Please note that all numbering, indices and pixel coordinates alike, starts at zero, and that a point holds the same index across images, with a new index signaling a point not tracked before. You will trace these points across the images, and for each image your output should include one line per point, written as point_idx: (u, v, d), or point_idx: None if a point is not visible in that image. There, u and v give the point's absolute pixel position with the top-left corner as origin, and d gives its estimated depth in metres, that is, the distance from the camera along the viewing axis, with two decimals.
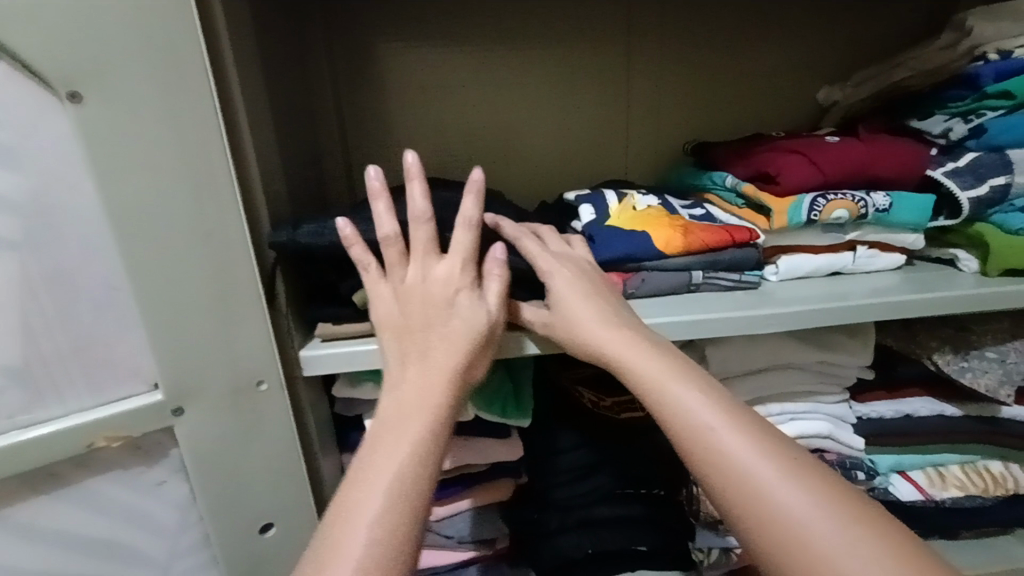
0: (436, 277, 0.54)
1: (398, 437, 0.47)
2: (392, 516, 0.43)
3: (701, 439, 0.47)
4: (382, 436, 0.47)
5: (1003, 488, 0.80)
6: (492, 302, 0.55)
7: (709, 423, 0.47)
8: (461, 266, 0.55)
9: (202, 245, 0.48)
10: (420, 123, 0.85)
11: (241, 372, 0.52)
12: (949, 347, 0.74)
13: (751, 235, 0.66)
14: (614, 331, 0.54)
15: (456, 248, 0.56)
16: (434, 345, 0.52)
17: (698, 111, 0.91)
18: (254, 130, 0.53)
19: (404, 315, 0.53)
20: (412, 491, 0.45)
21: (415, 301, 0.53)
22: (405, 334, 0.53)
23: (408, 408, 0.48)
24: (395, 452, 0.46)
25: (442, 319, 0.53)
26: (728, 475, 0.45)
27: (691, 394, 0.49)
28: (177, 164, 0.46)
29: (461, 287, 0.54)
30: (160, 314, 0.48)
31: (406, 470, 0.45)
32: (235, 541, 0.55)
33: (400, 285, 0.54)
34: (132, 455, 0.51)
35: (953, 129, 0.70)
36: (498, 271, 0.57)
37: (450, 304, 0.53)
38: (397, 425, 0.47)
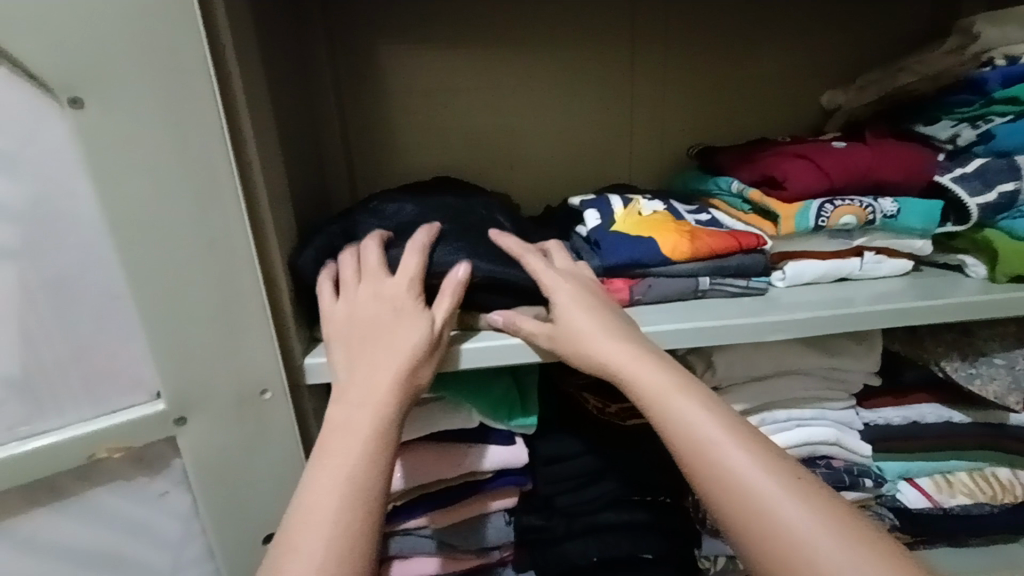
0: (383, 295, 0.54)
1: (346, 455, 0.47)
2: (338, 536, 0.44)
3: (703, 452, 0.47)
4: (330, 453, 0.47)
5: (1010, 496, 0.79)
6: (436, 320, 0.54)
7: (711, 437, 0.47)
8: (407, 283, 0.55)
9: (205, 252, 0.47)
10: (421, 128, 0.85)
11: (245, 379, 0.51)
12: (957, 353, 0.74)
13: (758, 241, 0.66)
14: (614, 342, 0.54)
15: (403, 269, 0.56)
16: (381, 360, 0.51)
17: (700, 116, 0.91)
18: (259, 137, 0.52)
19: (354, 331, 0.53)
20: (363, 511, 0.45)
21: (362, 317, 0.53)
22: (357, 343, 0.52)
23: (359, 424, 0.48)
24: (346, 469, 0.46)
25: (389, 333, 0.52)
26: (732, 490, 0.45)
27: (695, 408, 0.49)
28: (181, 170, 0.45)
29: (406, 301, 0.54)
30: (162, 322, 0.47)
31: (353, 490, 0.46)
32: (237, 551, 0.55)
33: (351, 303, 0.54)
34: (134, 466, 0.50)
35: (960, 134, 0.70)
36: (451, 290, 0.56)
37: (396, 319, 0.53)
38: (346, 443, 0.47)
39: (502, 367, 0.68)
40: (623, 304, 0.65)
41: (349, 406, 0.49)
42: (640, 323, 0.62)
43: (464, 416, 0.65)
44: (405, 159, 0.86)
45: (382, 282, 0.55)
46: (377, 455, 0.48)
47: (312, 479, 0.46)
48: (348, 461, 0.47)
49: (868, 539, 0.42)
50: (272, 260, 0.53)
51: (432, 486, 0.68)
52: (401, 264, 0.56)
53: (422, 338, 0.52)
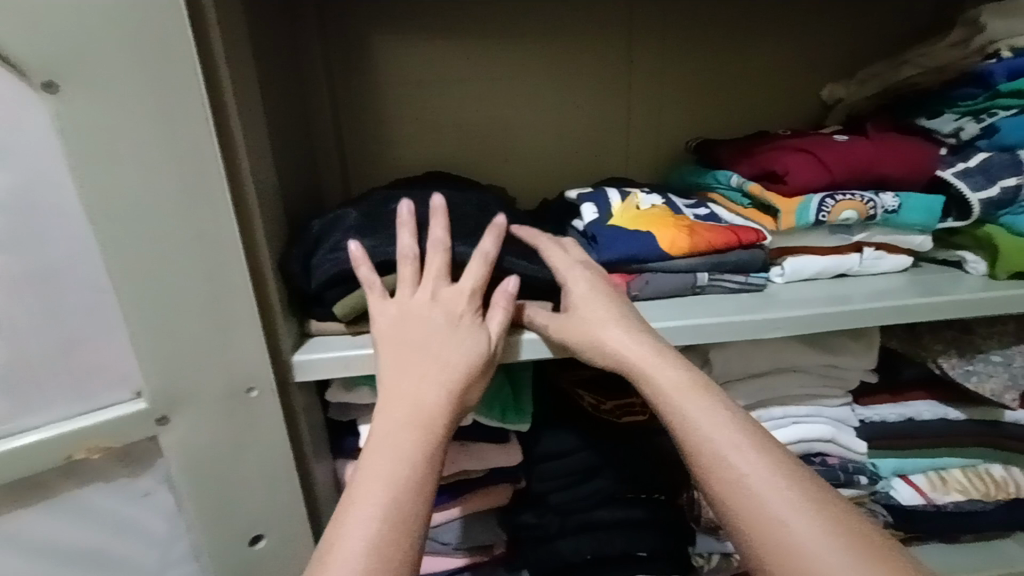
0: (441, 303, 0.52)
1: (394, 466, 0.44)
2: (383, 554, 0.40)
3: (711, 454, 0.46)
4: (376, 464, 0.44)
5: (1003, 493, 0.79)
6: (492, 334, 0.53)
7: (720, 442, 0.46)
8: (471, 293, 0.54)
9: (191, 246, 0.45)
10: (416, 120, 0.83)
11: (232, 377, 0.49)
12: (955, 350, 0.73)
13: (757, 237, 0.64)
14: (640, 343, 0.53)
15: (467, 274, 0.54)
16: (432, 370, 0.49)
17: (700, 110, 0.89)
18: (248, 128, 0.50)
19: (399, 337, 0.51)
20: (411, 520, 0.42)
21: (412, 320, 0.51)
22: (402, 348, 0.50)
23: (410, 435, 0.45)
24: (392, 475, 0.43)
25: (440, 339, 0.51)
26: (742, 497, 0.44)
27: (712, 414, 0.48)
28: (163, 160, 0.43)
29: (465, 312, 0.53)
30: (144, 318, 0.46)
31: (399, 505, 0.42)
32: (224, 552, 0.53)
33: (406, 308, 0.52)
34: (117, 465, 0.48)
35: (964, 128, 0.68)
36: (504, 303, 0.55)
37: (448, 327, 0.52)
38: (393, 454, 0.44)
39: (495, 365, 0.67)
40: None
41: (397, 415, 0.46)
42: None
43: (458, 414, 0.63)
44: (399, 152, 0.84)
45: (438, 287, 0.53)
46: (425, 468, 0.44)
47: (357, 488, 0.43)
48: (397, 474, 0.43)
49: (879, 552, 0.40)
50: (261, 254, 0.51)
51: None
52: (465, 273, 0.55)
53: (478, 352, 0.51)
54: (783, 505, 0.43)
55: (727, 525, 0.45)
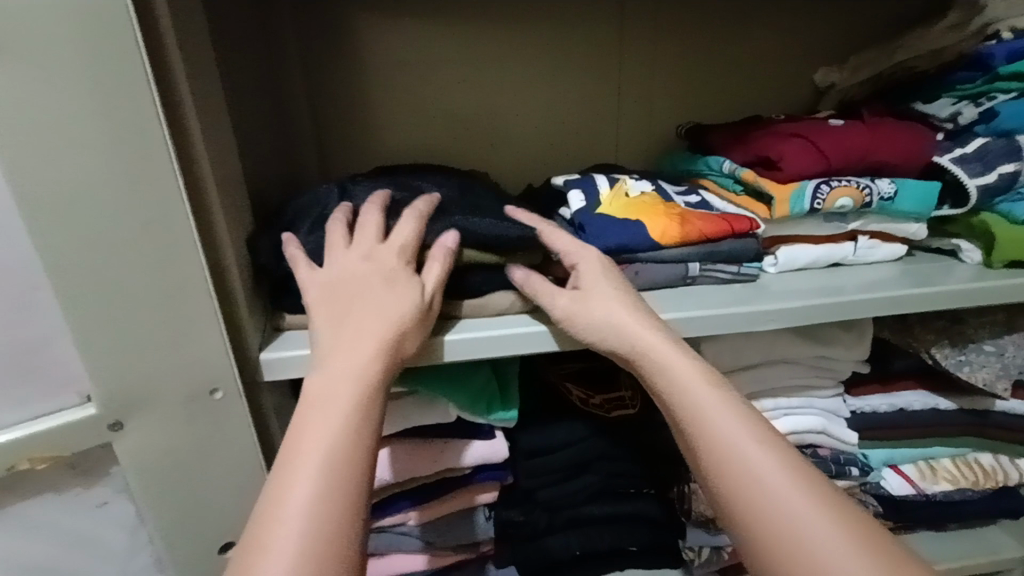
0: (373, 258, 0.50)
1: (323, 432, 0.41)
2: (318, 529, 0.38)
3: (725, 448, 0.45)
4: (305, 431, 0.42)
5: (992, 482, 0.79)
6: (428, 286, 0.50)
7: (733, 438, 0.45)
8: (399, 249, 0.51)
9: (140, 237, 0.42)
10: (394, 103, 0.79)
11: (191, 378, 0.46)
12: (947, 340, 0.72)
13: (751, 225, 0.62)
14: (641, 326, 0.51)
15: (398, 232, 0.52)
16: (364, 326, 0.46)
17: (690, 93, 0.86)
18: (203, 109, 0.46)
19: (336, 298, 0.48)
20: (345, 501, 0.40)
21: (348, 281, 0.49)
22: (338, 313, 0.47)
23: (341, 396, 0.43)
24: (323, 450, 0.41)
25: (378, 301, 0.48)
26: (751, 498, 0.43)
27: (723, 410, 0.47)
28: (105, 143, 0.39)
29: (397, 266, 0.50)
30: (90, 317, 0.42)
31: (334, 472, 0.40)
32: (192, 561, 0.50)
33: (335, 267, 0.50)
34: (67, 475, 0.45)
35: (962, 112, 0.67)
36: (442, 256, 0.52)
37: (385, 286, 0.48)
38: (324, 419, 0.42)
39: (479, 359, 0.64)
40: None
41: (327, 377, 0.44)
42: None
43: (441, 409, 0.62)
44: (377, 136, 0.80)
45: (366, 244, 0.51)
46: (360, 429, 0.42)
47: (286, 458, 0.41)
48: (328, 439, 0.41)
49: (882, 558, 0.39)
50: (221, 244, 0.47)
51: (409, 483, 0.65)
52: (396, 230, 0.52)
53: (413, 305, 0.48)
54: (795, 506, 0.42)
55: (734, 525, 0.44)
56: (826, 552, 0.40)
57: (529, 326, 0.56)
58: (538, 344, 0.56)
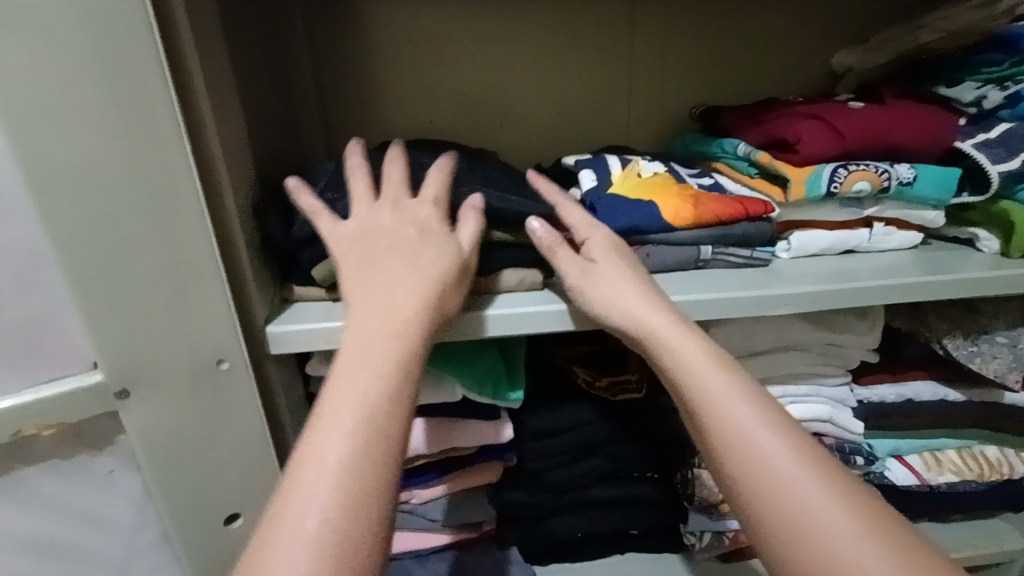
0: (405, 219, 0.50)
1: (356, 390, 0.40)
2: (356, 484, 0.37)
3: (735, 434, 0.44)
4: (337, 389, 0.40)
5: (996, 474, 0.78)
6: (464, 240, 0.51)
7: (744, 425, 0.45)
8: (432, 205, 0.51)
9: (145, 203, 0.41)
10: (402, 78, 0.77)
11: (197, 349, 0.45)
12: (959, 330, 0.71)
13: (765, 208, 0.61)
14: (659, 307, 0.50)
15: (429, 190, 0.52)
16: (397, 288, 0.46)
17: (705, 74, 0.84)
18: (210, 75, 0.45)
19: (371, 258, 0.48)
20: (380, 458, 0.38)
21: (382, 239, 0.48)
22: (371, 274, 0.47)
23: (377, 353, 0.42)
24: (360, 406, 0.39)
25: (412, 263, 0.47)
26: (764, 486, 0.42)
27: (738, 398, 0.46)
28: (109, 105, 0.38)
29: (431, 221, 0.50)
30: (94, 285, 0.41)
31: (366, 431, 0.39)
32: (198, 532, 0.50)
33: (366, 224, 0.49)
34: (73, 444, 0.45)
35: (987, 96, 0.65)
36: (473, 213, 0.52)
37: (420, 247, 0.48)
38: (356, 378, 0.41)
39: (487, 340, 0.64)
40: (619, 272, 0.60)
41: (359, 336, 0.43)
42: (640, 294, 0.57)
43: (447, 390, 0.61)
44: (385, 113, 0.79)
45: (396, 200, 0.51)
46: (394, 389, 0.41)
47: (317, 417, 0.40)
48: (361, 397, 0.40)
49: (895, 546, 0.39)
50: (228, 215, 0.47)
51: (414, 461, 0.65)
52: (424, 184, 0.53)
53: (449, 268, 0.48)
54: (809, 494, 0.41)
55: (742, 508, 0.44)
56: (842, 542, 0.39)
57: (537, 306, 0.55)
58: (546, 324, 0.55)
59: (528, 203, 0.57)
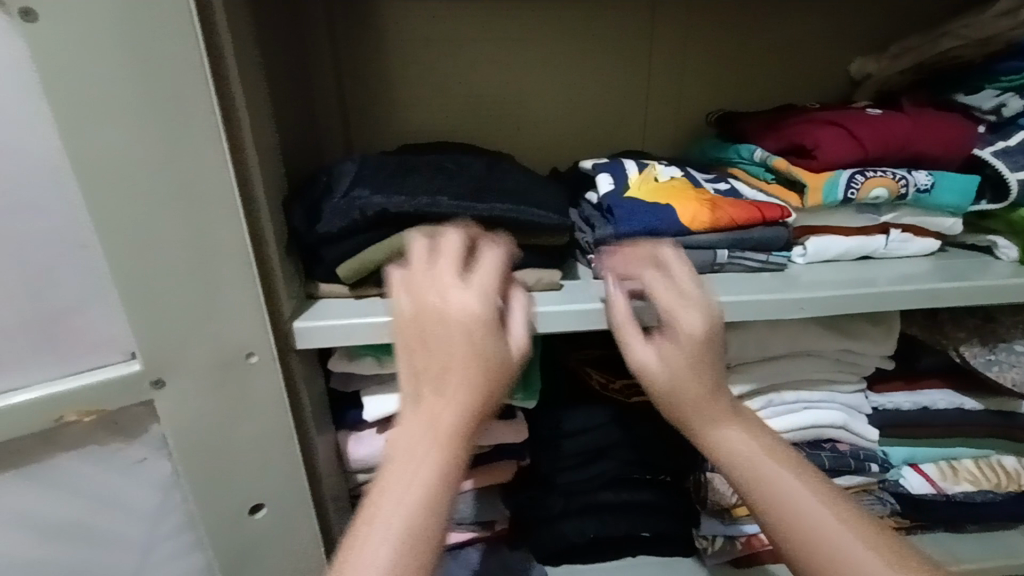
0: (455, 301, 0.46)
1: (404, 493, 0.41)
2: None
3: (756, 472, 0.49)
4: (389, 486, 0.42)
5: (1014, 484, 0.78)
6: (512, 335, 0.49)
7: (762, 463, 0.49)
8: (485, 294, 0.47)
9: (184, 201, 0.43)
10: (423, 83, 0.79)
11: (227, 342, 0.47)
12: (977, 338, 0.71)
13: (782, 213, 0.61)
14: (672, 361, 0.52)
15: (483, 265, 0.50)
16: (448, 379, 0.44)
17: (721, 80, 0.85)
18: (246, 81, 0.47)
19: (417, 341, 0.46)
20: (417, 555, 0.40)
21: (430, 326, 0.46)
22: (419, 361, 0.45)
23: (420, 448, 0.43)
24: (403, 503, 0.41)
25: (457, 353, 0.45)
26: (782, 513, 0.47)
27: (735, 432, 0.50)
28: (152, 107, 0.40)
29: (483, 311, 0.46)
30: (132, 278, 0.43)
31: (413, 533, 0.40)
32: (220, 522, 0.52)
33: (417, 304, 0.47)
34: (107, 431, 0.47)
35: (1006, 104, 0.65)
36: (521, 303, 0.51)
37: (468, 338, 0.45)
38: (408, 474, 0.42)
39: None
40: None
41: (412, 430, 0.43)
42: None
43: None
44: (405, 117, 0.80)
45: (450, 279, 0.48)
46: (440, 495, 0.42)
47: (368, 505, 0.42)
48: (409, 500, 0.41)
49: None
50: (260, 214, 0.48)
51: None
52: (482, 261, 0.50)
53: (500, 359, 0.46)
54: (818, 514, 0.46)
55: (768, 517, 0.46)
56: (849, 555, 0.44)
57: (554, 305, 0.56)
58: (563, 323, 0.56)
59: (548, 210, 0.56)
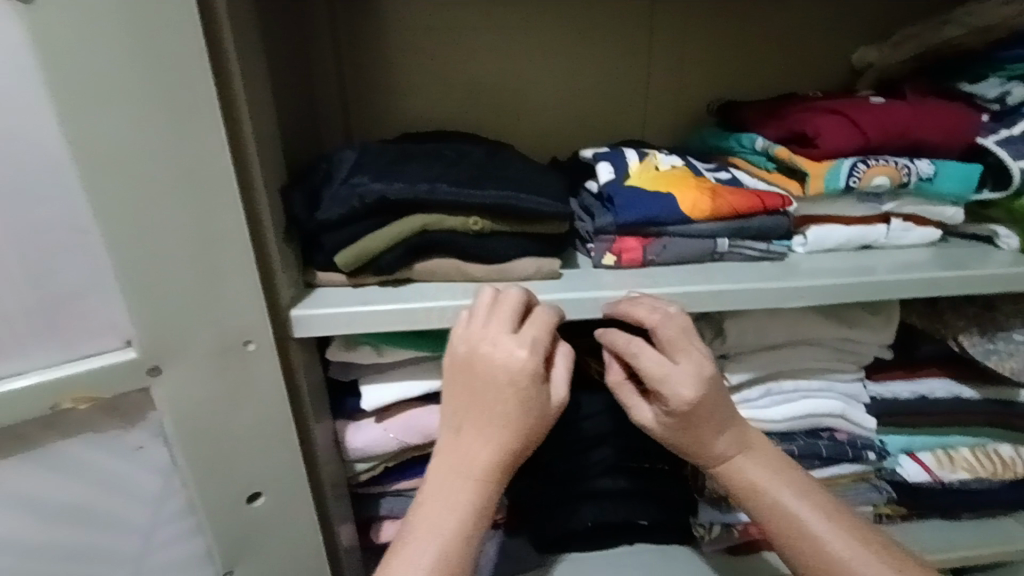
0: (503, 360, 0.50)
1: (439, 521, 0.49)
2: None
3: (786, 515, 0.55)
4: (425, 513, 0.50)
5: (1009, 472, 0.78)
6: (553, 390, 0.52)
7: (793, 508, 0.55)
8: (531, 348, 0.51)
9: (182, 186, 0.42)
10: (423, 70, 0.78)
11: (226, 330, 0.47)
12: (976, 327, 0.71)
13: (783, 201, 0.61)
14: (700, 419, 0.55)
15: (534, 320, 0.52)
16: (486, 425, 0.50)
17: (724, 68, 0.84)
18: (245, 65, 0.46)
19: (463, 388, 0.51)
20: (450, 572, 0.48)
21: (476, 378, 0.51)
22: (464, 407, 0.51)
23: (458, 484, 0.50)
24: (442, 527, 0.49)
25: (498, 406, 0.50)
26: (794, 528, 0.54)
27: (752, 463, 0.57)
28: (149, 90, 0.39)
29: (529, 371, 0.50)
30: (129, 264, 0.42)
31: (448, 555, 0.48)
32: (219, 509, 0.52)
33: (468, 355, 0.51)
34: (105, 418, 0.46)
35: (1011, 92, 0.65)
36: (564, 361, 0.54)
37: (510, 394, 0.50)
38: (447, 505, 0.50)
39: None
40: (635, 264, 0.61)
41: (449, 466, 0.51)
42: (653, 284, 0.58)
43: None
44: (405, 104, 0.79)
45: (501, 338, 0.51)
46: (468, 525, 0.50)
47: (414, 524, 0.50)
48: (446, 527, 0.49)
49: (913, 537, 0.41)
50: (259, 200, 0.48)
51: (426, 449, 0.66)
52: (533, 318, 0.52)
53: (536, 412, 0.51)
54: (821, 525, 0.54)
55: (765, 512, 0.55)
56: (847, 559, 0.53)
57: (554, 294, 0.56)
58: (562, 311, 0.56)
59: (548, 199, 0.56)
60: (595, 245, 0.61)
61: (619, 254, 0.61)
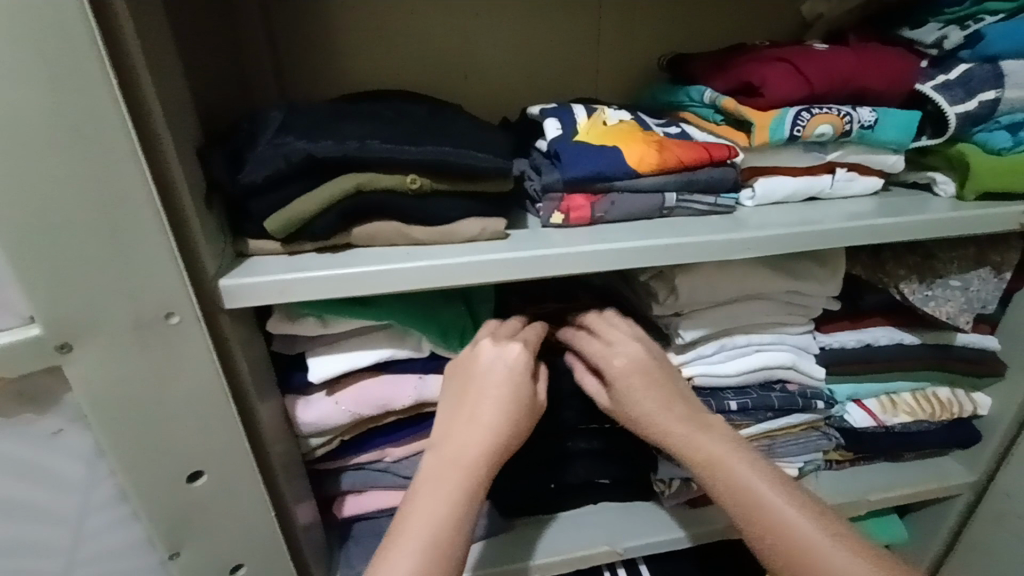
0: (501, 355, 0.56)
1: (435, 503, 0.50)
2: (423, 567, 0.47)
3: (734, 482, 0.56)
4: (420, 500, 0.50)
5: (946, 413, 0.82)
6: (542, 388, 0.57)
7: (745, 477, 0.56)
8: (523, 344, 0.57)
9: (72, 149, 0.38)
10: (360, 26, 0.74)
11: (143, 303, 0.44)
12: (917, 275, 0.73)
13: (729, 153, 0.60)
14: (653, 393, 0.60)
15: (531, 330, 0.60)
16: (479, 409, 0.54)
17: (675, 20, 0.82)
18: (141, 12, 0.41)
19: (462, 384, 0.56)
20: (440, 552, 0.48)
21: (473, 373, 0.56)
22: (461, 398, 0.55)
23: (453, 467, 0.51)
24: (433, 509, 0.50)
25: (492, 392, 0.54)
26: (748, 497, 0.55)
27: (708, 436, 0.58)
28: (19, 40, 0.35)
29: (523, 364, 0.56)
30: (21, 233, 0.39)
31: (439, 536, 0.49)
32: (156, 491, 0.50)
33: (470, 355, 0.57)
34: (15, 400, 0.43)
35: (948, 37, 0.64)
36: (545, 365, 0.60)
37: (505, 382, 0.54)
38: (440, 489, 0.51)
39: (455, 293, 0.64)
40: (584, 223, 0.60)
41: (445, 454, 0.52)
42: (603, 240, 0.57)
43: (414, 341, 0.61)
44: (344, 64, 0.75)
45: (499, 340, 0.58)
46: (463, 506, 0.50)
47: (407, 509, 0.50)
48: (438, 507, 0.50)
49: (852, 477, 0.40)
50: (169, 163, 0.44)
51: (381, 419, 0.64)
52: (531, 329, 0.60)
53: (525, 397, 0.55)
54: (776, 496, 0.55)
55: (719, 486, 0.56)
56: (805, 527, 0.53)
57: (500, 253, 0.54)
58: (509, 273, 0.55)
59: (492, 156, 0.54)
60: (543, 204, 0.60)
61: (567, 212, 0.59)
